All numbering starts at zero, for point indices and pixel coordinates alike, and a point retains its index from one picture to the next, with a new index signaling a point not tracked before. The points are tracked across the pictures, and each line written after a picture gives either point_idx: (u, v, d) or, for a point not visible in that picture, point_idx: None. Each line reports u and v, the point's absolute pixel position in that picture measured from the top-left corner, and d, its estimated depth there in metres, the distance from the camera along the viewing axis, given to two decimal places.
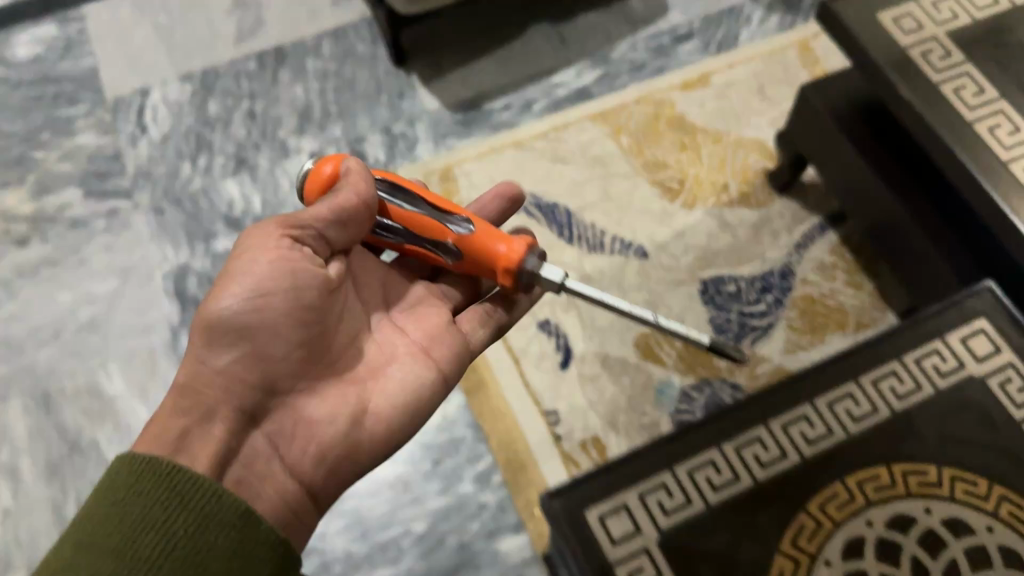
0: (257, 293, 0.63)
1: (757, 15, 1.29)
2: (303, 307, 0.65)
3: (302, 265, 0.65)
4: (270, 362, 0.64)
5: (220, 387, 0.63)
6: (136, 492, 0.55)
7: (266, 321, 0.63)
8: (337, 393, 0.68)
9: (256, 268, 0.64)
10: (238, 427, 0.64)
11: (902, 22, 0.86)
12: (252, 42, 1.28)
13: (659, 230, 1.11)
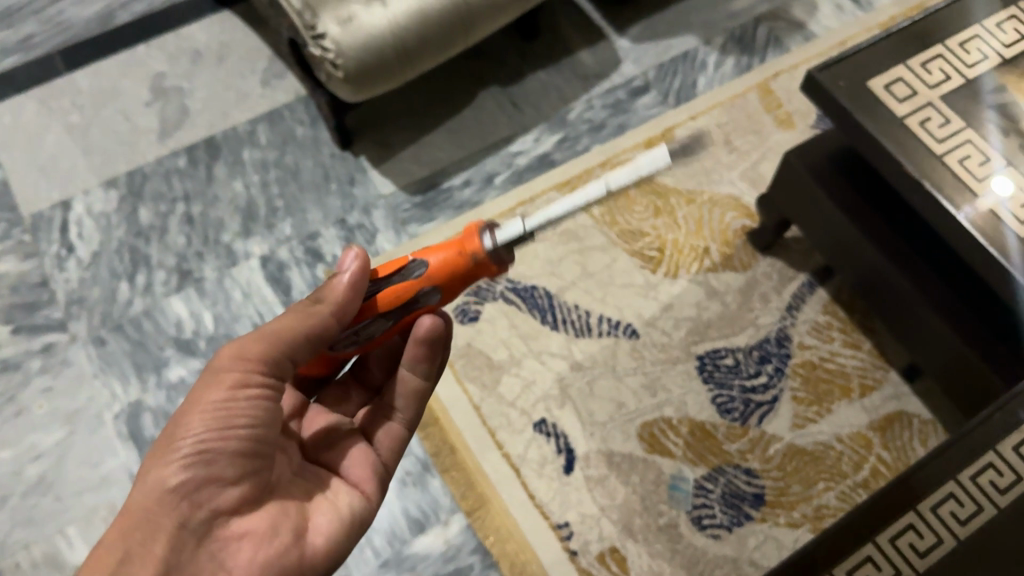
0: (220, 415, 0.54)
1: (712, 59, 1.24)
2: (259, 434, 0.57)
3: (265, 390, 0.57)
4: (225, 490, 0.55)
5: (169, 508, 0.52)
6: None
7: (226, 445, 0.55)
8: (286, 517, 0.58)
9: (219, 386, 0.55)
10: (184, 551, 0.52)
11: (894, 89, 0.83)
12: (179, 136, 1.17)
13: (646, 305, 1.05)
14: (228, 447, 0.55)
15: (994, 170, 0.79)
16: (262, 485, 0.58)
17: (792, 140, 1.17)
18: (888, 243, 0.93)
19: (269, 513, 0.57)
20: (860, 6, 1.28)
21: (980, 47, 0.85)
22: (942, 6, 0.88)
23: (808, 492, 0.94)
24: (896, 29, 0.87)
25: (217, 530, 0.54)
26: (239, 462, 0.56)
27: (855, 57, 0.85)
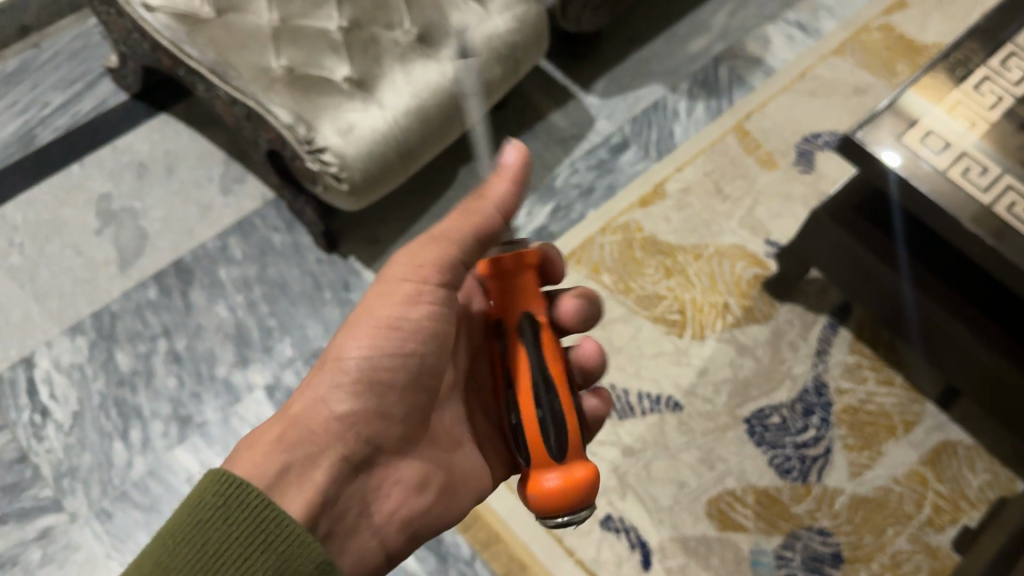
0: (393, 346, 0.61)
1: (683, 105, 1.22)
2: (422, 372, 0.64)
3: (438, 326, 0.64)
4: (386, 423, 0.61)
5: (338, 430, 0.59)
6: (218, 515, 0.52)
7: (395, 380, 0.61)
8: (428, 465, 0.65)
9: (395, 314, 0.62)
10: (346, 477, 0.59)
11: (928, 141, 0.83)
12: (142, 264, 1.07)
13: (682, 374, 1.02)
14: (397, 379, 0.62)
15: (881, 149, 0.82)
16: (417, 423, 0.64)
17: (780, 179, 1.16)
18: (935, 285, 0.89)
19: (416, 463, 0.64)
20: (809, 34, 1.29)
21: (993, 89, 0.87)
22: (947, 50, 0.89)
23: (880, 540, 0.94)
24: (913, 78, 0.86)
25: (370, 465, 0.61)
26: (403, 400, 0.62)
27: (882, 114, 0.84)
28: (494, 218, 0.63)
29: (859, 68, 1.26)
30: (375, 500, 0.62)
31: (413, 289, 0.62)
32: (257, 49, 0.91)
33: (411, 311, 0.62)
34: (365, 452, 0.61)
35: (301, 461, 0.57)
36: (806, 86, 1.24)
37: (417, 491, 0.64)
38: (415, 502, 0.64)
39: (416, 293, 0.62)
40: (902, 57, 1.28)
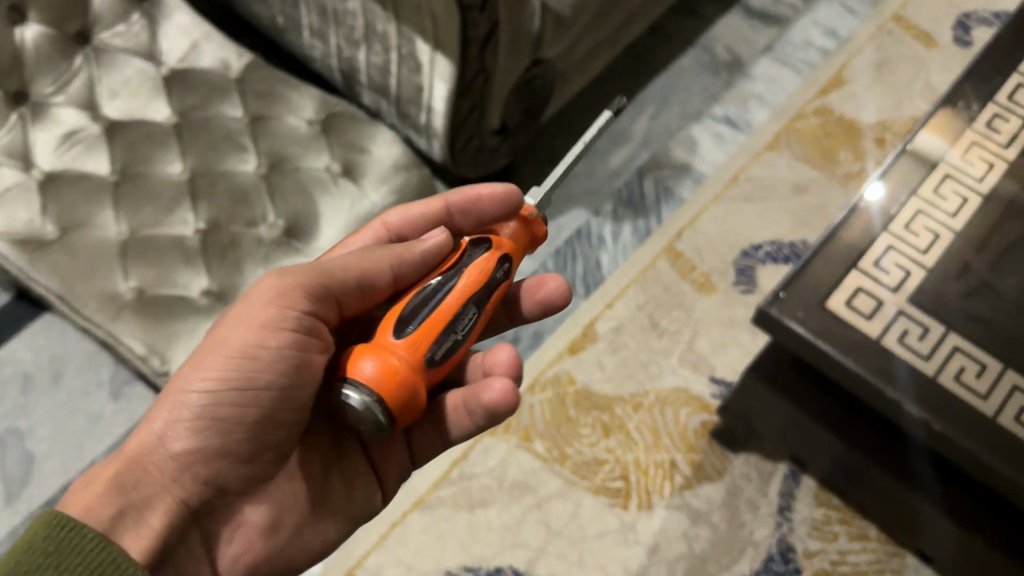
0: (231, 379, 0.55)
1: (608, 230, 1.13)
2: (282, 417, 0.58)
3: (304, 352, 0.57)
4: (229, 470, 0.58)
5: (174, 474, 0.56)
6: (49, 559, 0.50)
7: (244, 421, 0.56)
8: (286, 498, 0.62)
9: (250, 341, 0.56)
10: (183, 516, 0.57)
11: (857, 303, 0.72)
12: (29, 494, 0.97)
13: (630, 555, 0.91)
14: (242, 421, 0.56)
15: (820, 280, 0.73)
16: (270, 463, 0.60)
17: (721, 303, 1.06)
18: (874, 446, 0.81)
19: (272, 500, 0.61)
20: (739, 128, 1.20)
21: (927, 224, 0.76)
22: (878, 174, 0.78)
23: None
24: (853, 205, 0.77)
25: (216, 501, 0.59)
26: (253, 445, 0.58)
27: (811, 259, 0.74)
28: (385, 270, 0.60)
29: (797, 161, 1.16)
30: (216, 538, 0.61)
31: (275, 313, 0.56)
32: (104, 272, 0.82)
33: (261, 348, 0.55)
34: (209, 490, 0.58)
35: (134, 505, 0.55)
36: (740, 191, 1.14)
37: (267, 532, 0.61)
38: (263, 549, 0.61)
39: (275, 316, 0.56)
40: (844, 142, 1.17)
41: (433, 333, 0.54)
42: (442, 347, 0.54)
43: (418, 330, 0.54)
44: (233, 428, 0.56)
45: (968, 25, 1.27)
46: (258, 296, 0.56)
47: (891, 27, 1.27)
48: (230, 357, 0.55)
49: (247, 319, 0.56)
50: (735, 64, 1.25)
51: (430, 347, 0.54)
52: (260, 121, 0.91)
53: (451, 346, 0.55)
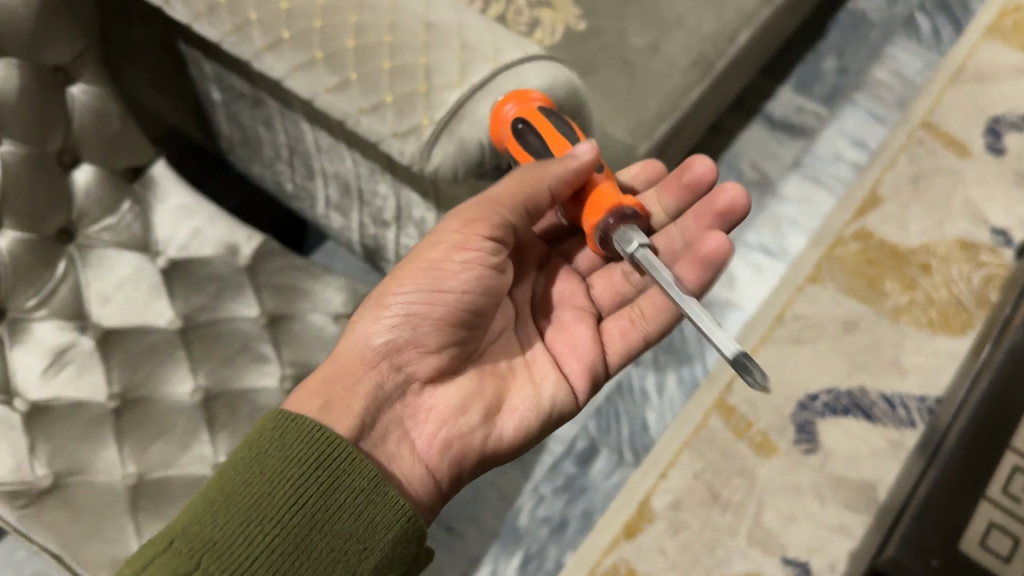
0: (429, 286, 0.62)
1: (652, 382, 1.03)
2: (465, 309, 0.63)
3: (484, 268, 0.63)
4: (428, 361, 0.64)
5: (372, 363, 0.62)
6: (272, 448, 0.53)
7: (432, 316, 0.62)
8: (472, 387, 0.66)
9: (442, 256, 0.62)
10: (384, 401, 0.63)
11: (989, 540, 0.68)
12: None
13: None
14: (433, 317, 0.62)
15: (942, 516, 0.68)
16: (458, 352, 0.66)
17: (783, 468, 0.97)
18: None
19: (464, 391, 0.65)
20: (775, 256, 1.12)
21: None
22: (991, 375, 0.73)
23: None
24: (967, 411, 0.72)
25: (412, 393, 0.64)
26: (440, 335, 0.63)
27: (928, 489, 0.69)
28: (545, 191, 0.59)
29: (843, 294, 1.08)
30: (413, 428, 0.64)
31: (461, 236, 0.62)
32: (112, 530, 0.68)
33: (442, 258, 0.62)
34: (401, 380, 0.64)
35: (338, 394, 0.60)
36: (787, 332, 1.06)
37: (465, 413, 0.65)
38: (462, 427, 0.64)
39: (467, 238, 0.62)
40: (888, 269, 1.10)
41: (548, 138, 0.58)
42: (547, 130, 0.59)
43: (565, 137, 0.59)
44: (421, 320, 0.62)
45: (998, 131, 1.22)
46: (447, 231, 0.62)
47: (921, 135, 1.21)
48: (421, 268, 0.62)
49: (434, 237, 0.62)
50: (764, 183, 1.18)
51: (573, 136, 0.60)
52: (281, 321, 0.80)
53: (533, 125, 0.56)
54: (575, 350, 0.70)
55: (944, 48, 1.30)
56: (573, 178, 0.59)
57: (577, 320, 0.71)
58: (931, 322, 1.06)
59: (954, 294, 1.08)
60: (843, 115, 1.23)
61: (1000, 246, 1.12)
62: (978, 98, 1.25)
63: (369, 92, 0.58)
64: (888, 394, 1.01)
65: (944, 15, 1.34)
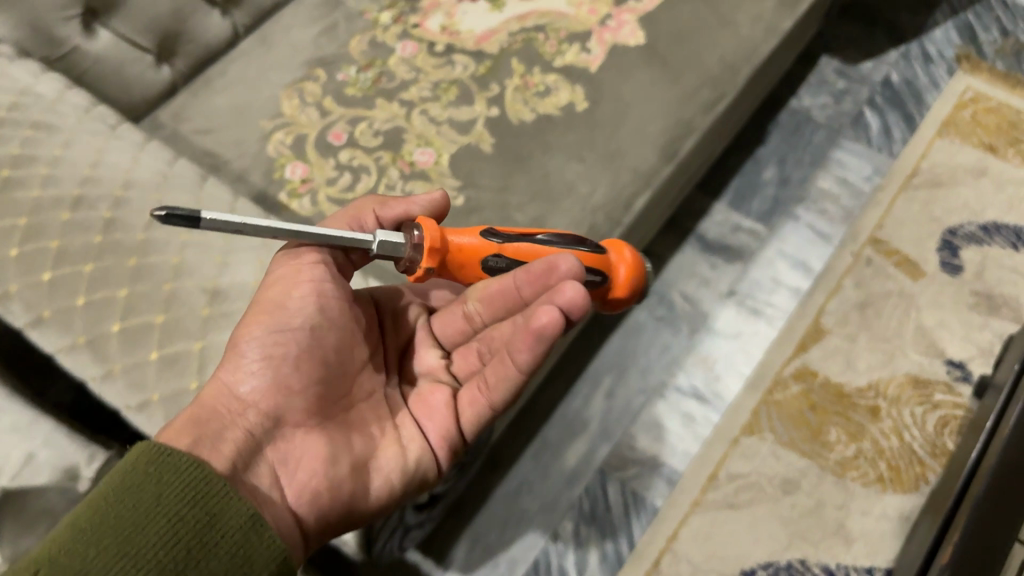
0: (281, 324, 0.53)
1: (572, 561, 0.93)
2: (326, 347, 0.54)
3: (329, 302, 0.55)
4: (298, 400, 0.53)
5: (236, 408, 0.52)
6: (144, 484, 0.43)
7: (291, 351, 0.53)
8: (345, 434, 0.55)
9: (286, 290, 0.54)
10: (250, 451, 0.51)
11: None
12: None
13: None
14: (292, 354, 0.53)
15: None
16: (331, 398, 0.55)
17: None
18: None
19: (335, 438, 0.55)
20: (709, 402, 1.02)
21: None
22: None
23: None
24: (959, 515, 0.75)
25: (280, 440, 0.53)
26: (309, 375, 0.53)
27: None
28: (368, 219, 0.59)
29: (782, 447, 0.99)
30: (287, 475, 0.53)
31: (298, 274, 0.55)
32: None
33: (283, 296, 0.54)
34: (269, 428, 0.53)
35: (205, 438, 0.49)
36: (721, 496, 0.96)
37: (336, 466, 0.54)
38: (336, 475, 0.53)
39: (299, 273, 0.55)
40: (833, 415, 1.01)
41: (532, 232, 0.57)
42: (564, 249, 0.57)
43: (506, 245, 0.55)
44: (282, 355, 0.53)
45: (955, 244, 1.13)
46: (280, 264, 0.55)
47: (868, 254, 1.12)
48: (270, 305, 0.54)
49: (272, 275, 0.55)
50: (699, 316, 1.08)
51: (491, 236, 0.55)
52: None
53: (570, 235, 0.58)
54: (438, 410, 0.59)
55: (895, 149, 1.21)
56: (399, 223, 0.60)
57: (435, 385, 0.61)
58: (880, 477, 0.96)
59: (906, 443, 0.99)
60: (785, 233, 1.14)
61: (956, 382, 1.02)
62: (933, 206, 1.15)
63: (135, 386, 0.55)
64: (832, 567, 0.92)
65: (895, 110, 1.25)
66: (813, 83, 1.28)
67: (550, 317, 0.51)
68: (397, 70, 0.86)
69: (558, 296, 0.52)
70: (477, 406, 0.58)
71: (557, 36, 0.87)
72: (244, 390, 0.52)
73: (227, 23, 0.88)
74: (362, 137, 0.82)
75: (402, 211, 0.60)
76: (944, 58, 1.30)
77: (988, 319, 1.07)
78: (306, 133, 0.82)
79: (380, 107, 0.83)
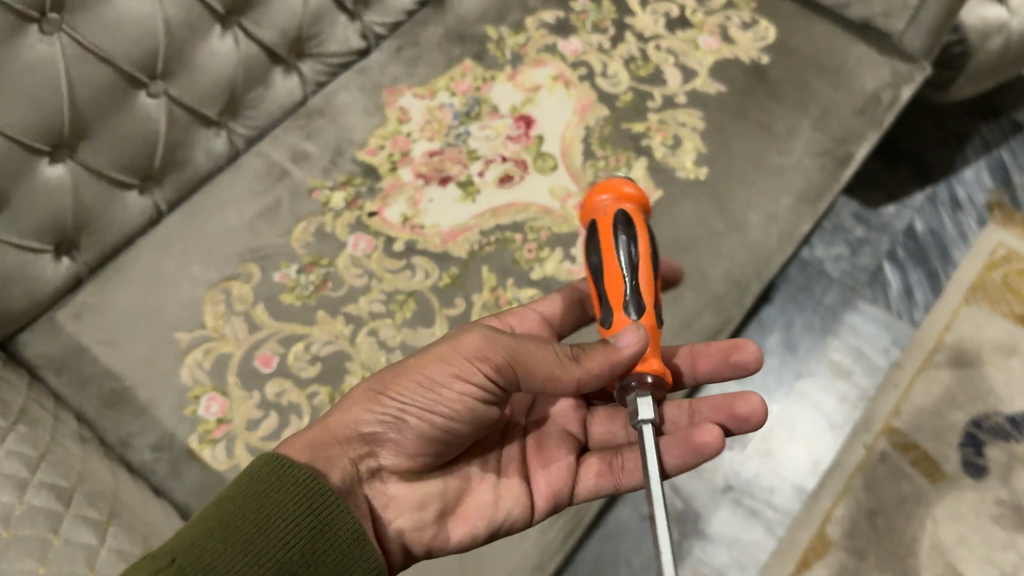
0: (423, 401, 0.52)
1: None
2: (456, 432, 0.53)
3: (483, 397, 0.52)
4: (411, 458, 0.54)
5: (356, 442, 0.53)
6: (271, 490, 0.47)
7: (418, 427, 0.52)
8: (442, 484, 0.56)
9: (444, 376, 0.51)
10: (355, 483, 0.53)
11: None
12: None
13: None
14: (420, 430, 0.52)
15: None
16: (446, 452, 0.56)
17: None
18: None
19: (430, 487, 0.56)
20: None
21: None
22: None
23: None
24: None
25: (385, 480, 0.55)
26: (426, 444, 0.54)
27: None
28: (572, 381, 0.51)
29: None
30: (381, 505, 0.55)
31: (466, 369, 0.51)
32: None
33: (442, 379, 0.51)
34: (376, 465, 0.54)
35: (321, 465, 0.50)
36: None
37: (424, 512, 0.55)
38: (419, 524, 0.55)
39: (466, 369, 0.51)
40: None
41: (649, 256, 0.54)
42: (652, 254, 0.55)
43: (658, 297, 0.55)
44: (410, 425, 0.52)
45: (979, 439, 1.00)
46: (462, 347, 0.52)
47: (882, 447, 0.99)
48: (422, 380, 0.52)
49: (443, 357, 0.52)
50: (689, 517, 0.95)
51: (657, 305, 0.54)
52: None
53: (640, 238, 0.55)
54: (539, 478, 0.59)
55: (916, 316, 1.08)
56: (603, 381, 0.51)
57: (560, 442, 0.61)
58: None
59: None
60: (791, 417, 1.01)
61: None
62: (956, 390, 1.03)
63: None
64: None
65: (919, 267, 1.12)
66: (827, 229, 1.15)
67: (713, 437, 0.56)
68: (345, 272, 0.72)
69: (698, 437, 0.56)
70: (602, 480, 0.59)
71: (537, 239, 0.73)
72: (368, 432, 0.53)
73: (147, 201, 0.73)
74: (296, 363, 0.67)
75: (576, 382, 0.51)
76: (974, 205, 1.17)
77: (1015, 535, 0.94)
78: (228, 354, 0.68)
79: (321, 323, 0.69)
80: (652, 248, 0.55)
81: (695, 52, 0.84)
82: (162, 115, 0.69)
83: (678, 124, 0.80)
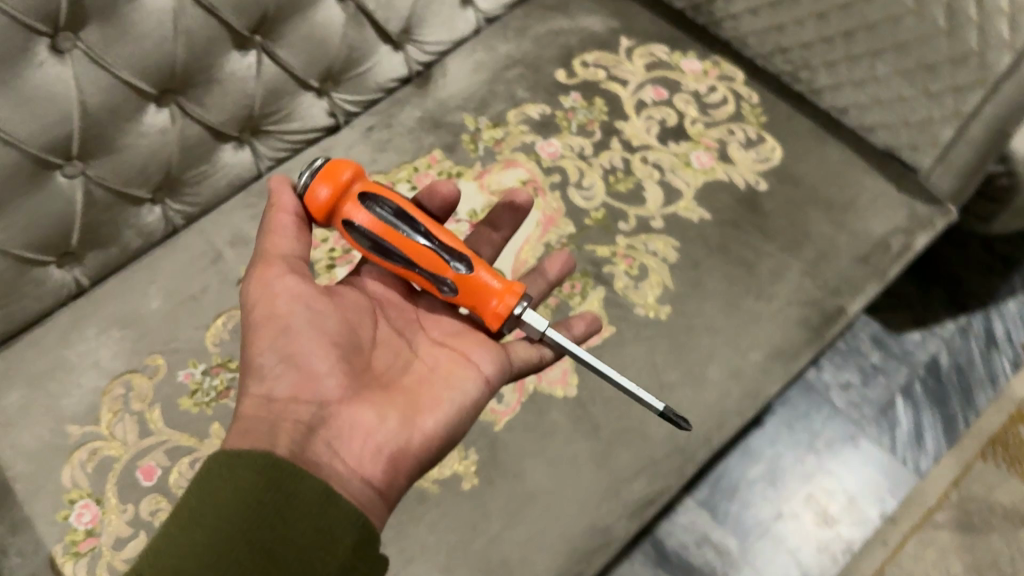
0: (282, 322, 0.51)
1: None
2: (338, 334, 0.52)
3: (315, 294, 0.53)
4: (332, 377, 0.51)
5: (278, 407, 0.49)
6: (221, 486, 0.43)
7: (302, 344, 0.51)
8: (387, 396, 0.53)
9: (275, 302, 0.51)
10: (305, 438, 0.48)
11: None
12: None
13: None
14: (307, 342, 0.51)
15: None
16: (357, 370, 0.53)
17: None
18: None
19: (374, 401, 0.52)
20: None
21: None
22: None
23: None
24: None
25: (328, 419, 0.50)
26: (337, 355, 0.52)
27: None
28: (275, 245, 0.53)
29: None
30: (344, 444, 0.49)
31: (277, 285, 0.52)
32: None
33: (280, 307, 0.51)
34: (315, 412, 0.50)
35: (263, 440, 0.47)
36: None
37: (387, 421, 0.51)
38: (388, 433, 0.51)
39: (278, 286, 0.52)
40: None
41: (406, 245, 0.52)
42: (403, 227, 0.52)
43: (447, 235, 0.53)
44: (298, 348, 0.51)
45: None
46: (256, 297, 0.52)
47: None
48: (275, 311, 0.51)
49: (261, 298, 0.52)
50: None
51: (456, 258, 0.52)
52: None
53: (364, 222, 0.51)
54: (480, 344, 0.57)
55: (922, 466, 0.97)
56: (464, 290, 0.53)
57: None
58: None
59: None
60: (761, 563, 0.92)
61: None
62: (952, 557, 0.92)
63: None
64: None
65: (935, 410, 1.01)
66: (840, 349, 1.05)
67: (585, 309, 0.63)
68: None
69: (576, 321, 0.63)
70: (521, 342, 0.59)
71: None
72: (278, 393, 0.50)
73: (67, 276, 0.69)
74: (177, 480, 0.64)
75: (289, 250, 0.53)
76: (1011, 344, 1.05)
77: None
78: (112, 459, 0.64)
79: (212, 438, 0.66)
80: (390, 209, 0.52)
81: (684, 169, 0.77)
82: (79, 196, 0.65)
83: (649, 253, 0.73)
